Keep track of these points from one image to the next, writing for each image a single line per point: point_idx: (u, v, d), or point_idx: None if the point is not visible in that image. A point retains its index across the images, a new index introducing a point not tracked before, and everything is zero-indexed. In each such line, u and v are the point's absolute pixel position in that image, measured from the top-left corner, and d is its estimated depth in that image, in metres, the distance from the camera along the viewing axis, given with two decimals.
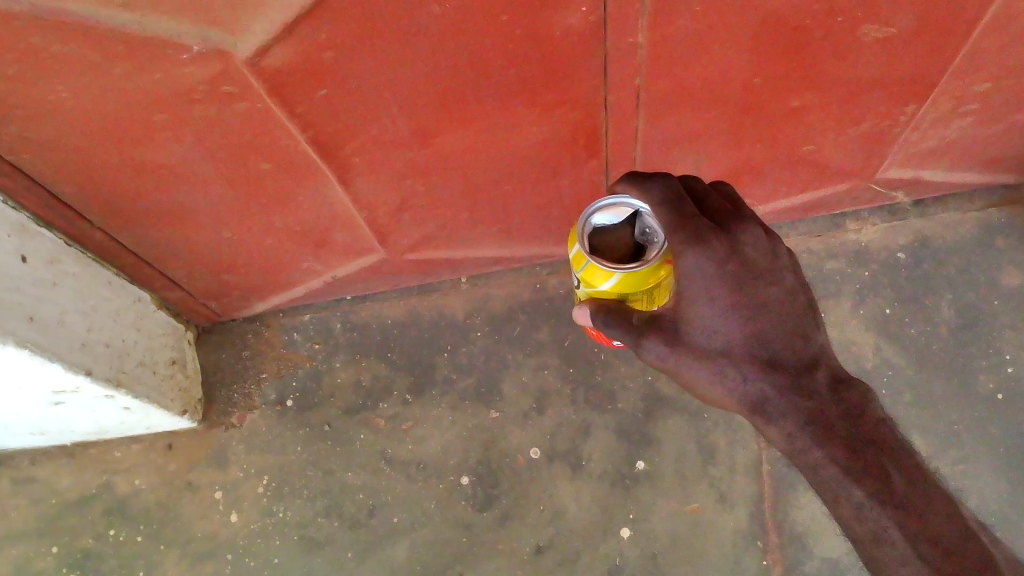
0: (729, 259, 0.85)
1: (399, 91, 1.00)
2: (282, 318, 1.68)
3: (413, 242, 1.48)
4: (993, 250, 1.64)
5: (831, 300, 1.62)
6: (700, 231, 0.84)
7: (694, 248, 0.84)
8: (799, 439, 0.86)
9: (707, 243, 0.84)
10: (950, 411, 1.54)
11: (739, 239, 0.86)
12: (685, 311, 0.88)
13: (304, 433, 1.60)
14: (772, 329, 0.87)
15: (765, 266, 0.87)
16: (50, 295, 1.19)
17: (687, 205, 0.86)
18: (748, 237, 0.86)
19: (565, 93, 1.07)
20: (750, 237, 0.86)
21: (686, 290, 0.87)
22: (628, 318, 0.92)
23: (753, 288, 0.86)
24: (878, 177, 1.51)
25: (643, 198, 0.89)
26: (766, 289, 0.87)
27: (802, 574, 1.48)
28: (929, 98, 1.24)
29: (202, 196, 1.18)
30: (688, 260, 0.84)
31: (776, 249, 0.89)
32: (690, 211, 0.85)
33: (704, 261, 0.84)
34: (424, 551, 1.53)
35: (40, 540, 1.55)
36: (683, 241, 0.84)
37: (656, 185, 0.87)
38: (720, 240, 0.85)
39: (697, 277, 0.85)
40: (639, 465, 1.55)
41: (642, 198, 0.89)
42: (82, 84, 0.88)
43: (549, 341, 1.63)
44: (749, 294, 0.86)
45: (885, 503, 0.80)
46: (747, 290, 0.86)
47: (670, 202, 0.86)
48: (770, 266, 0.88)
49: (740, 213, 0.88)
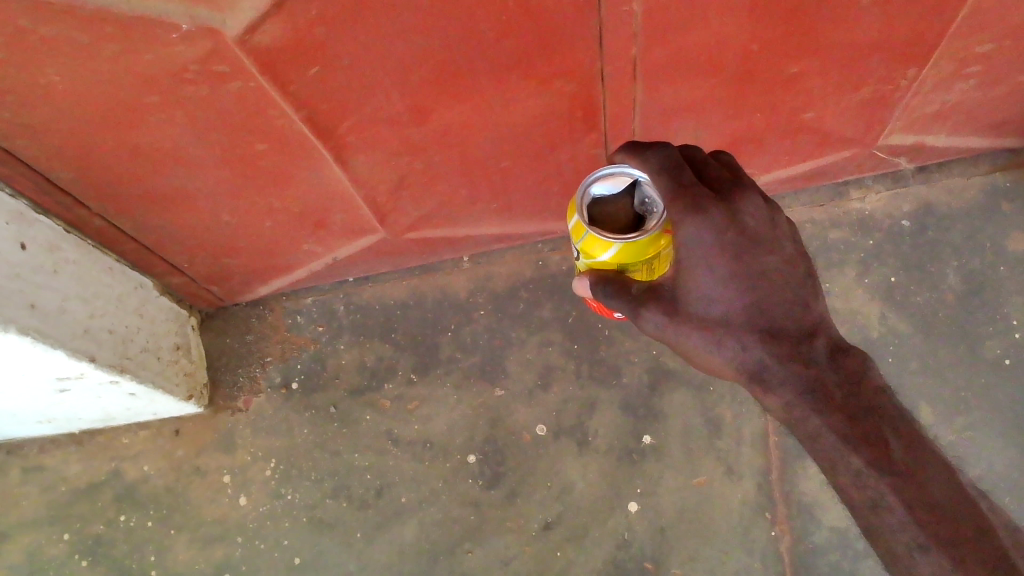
0: (729, 227, 0.83)
1: (393, 67, 0.99)
2: (285, 302, 1.68)
3: (414, 221, 1.47)
4: (998, 215, 1.62)
5: (835, 269, 1.60)
6: (697, 198, 0.82)
7: (693, 217, 0.82)
8: (797, 408, 0.86)
9: (706, 212, 0.82)
10: (957, 378, 1.54)
11: (739, 207, 0.84)
12: (685, 281, 0.87)
13: (310, 415, 1.60)
14: (771, 297, 0.87)
15: (765, 234, 0.86)
16: (50, 282, 1.19)
17: (685, 174, 0.84)
18: (748, 204, 0.84)
19: (559, 65, 1.06)
20: (750, 205, 0.85)
21: (684, 259, 0.86)
22: (628, 289, 0.93)
23: (751, 256, 0.85)
24: (880, 143, 1.50)
25: (643, 167, 0.87)
26: (765, 258, 0.86)
27: (811, 544, 1.49)
28: (930, 61, 1.23)
29: (198, 178, 1.17)
30: (686, 230, 0.83)
31: (776, 218, 0.87)
32: (689, 180, 0.83)
33: (703, 231, 0.83)
34: (433, 530, 1.53)
35: (51, 527, 1.56)
36: (681, 211, 0.83)
37: (654, 155, 0.86)
38: (719, 209, 0.83)
39: (697, 246, 0.84)
40: (645, 440, 1.55)
41: (642, 168, 0.88)
42: (73, 66, 0.88)
43: (553, 318, 1.62)
44: (747, 263, 0.85)
45: (884, 471, 0.79)
46: (746, 259, 0.85)
47: (668, 170, 0.84)
48: (770, 234, 0.86)
49: (740, 180, 0.86)
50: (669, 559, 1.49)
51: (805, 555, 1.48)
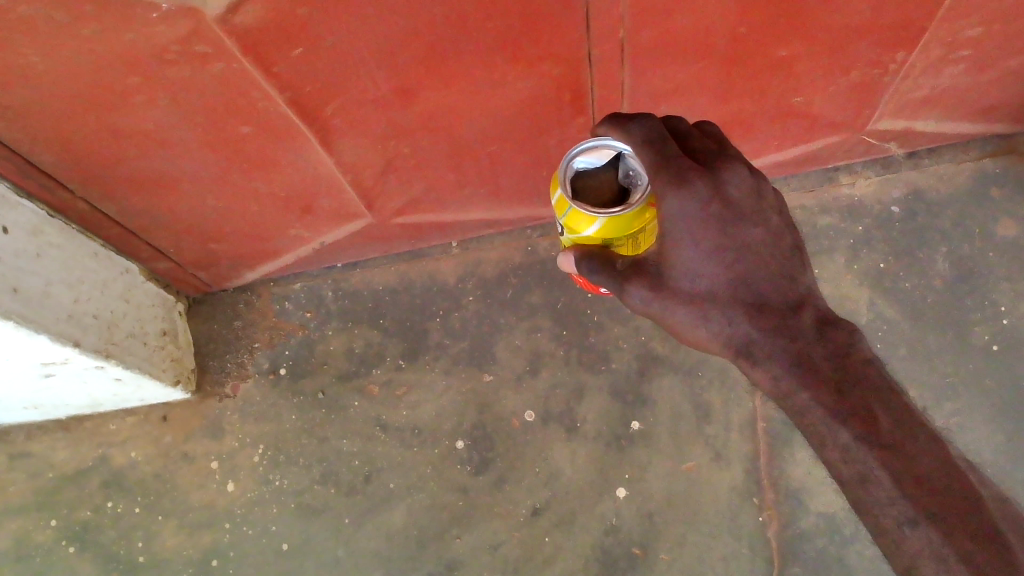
0: (713, 199, 0.84)
1: (379, 47, 0.98)
2: (273, 287, 1.67)
3: (401, 205, 1.46)
4: (987, 201, 1.62)
5: (824, 255, 1.60)
6: (682, 171, 0.83)
7: (677, 188, 0.82)
8: (784, 382, 0.85)
9: (690, 184, 0.82)
10: (945, 364, 1.54)
11: (723, 179, 0.85)
12: (671, 256, 0.87)
13: (298, 401, 1.60)
14: (757, 270, 0.87)
15: (750, 206, 0.86)
16: (33, 266, 1.19)
17: (669, 145, 0.84)
18: (732, 175, 0.85)
19: (546, 48, 1.05)
20: (735, 176, 0.85)
21: (670, 232, 0.86)
22: (612, 264, 0.92)
23: (737, 229, 0.86)
24: (869, 128, 1.49)
25: (626, 140, 0.87)
26: (750, 230, 0.86)
27: (799, 529, 1.49)
28: (919, 45, 1.22)
29: (182, 161, 1.16)
30: (671, 203, 0.83)
31: (761, 189, 0.88)
32: (673, 152, 0.83)
33: (688, 203, 0.83)
34: (421, 516, 1.53)
35: (38, 514, 1.55)
36: (665, 183, 0.83)
37: (637, 126, 0.86)
38: (704, 181, 0.83)
39: (682, 219, 0.84)
40: (634, 425, 1.55)
41: (625, 140, 0.87)
42: (52, 46, 0.87)
43: (542, 304, 1.62)
44: (732, 236, 0.85)
45: (873, 444, 0.79)
46: (731, 232, 0.85)
47: (652, 141, 0.84)
48: (755, 206, 0.87)
49: (724, 152, 0.87)
50: (657, 544, 1.49)
51: (793, 540, 1.48)
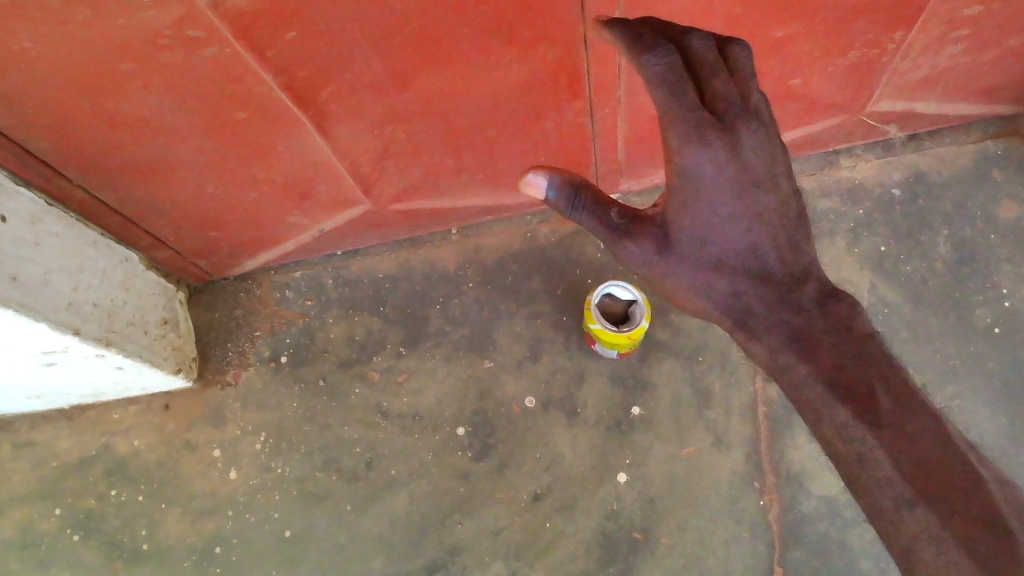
0: (730, 161, 0.88)
1: (372, 32, 0.98)
2: (273, 276, 1.66)
3: (399, 192, 1.46)
4: (989, 183, 1.60)
5: (825, 239, 1.59)
6: (700, 126, 0.85)
7: (695, 144, 0.86)
8: (782, 354, 0.91)
9: (707, 142, 0.86)
10: (946, 346, 1.53)
11: (739, 139, 0.88)
12: (684, 217, 0.91)
13: (300, 389, 1.60)
14: (767, 240, 0.93)
15: (764, 172, 0.91)
16: (32, 255, 1.19)
17: (688, 93, 0.84)
18: (748, 136, 0.88)
19: (542, 30, 1.04)
20: (750, 137, 0.88)
21: (688, 194, 0.90)
22: (608, 215, 0.92)
23: (750, 196, 0.91)
24: (868, 110, 1.48)
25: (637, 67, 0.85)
26: (763, 199, 0.92)
27: (800, 514, 1.49)
28: (917, 23, 1.21)
29: (179, 148, 1.16)
30: (689, 157, 0.87)
31: (778, 156, 0.91)
32: (691, 102, 0.84)
33: (704, 162, 0.87)
34: (423, 501, 1.54)
35: (43, 503, 1.57)
36: (682, 137, 0.86)
37: (655, 61, 0.83)
38: (721, 138, 0.86)
39: (698, 179, 0.88)
40: (635, 411, 1.54)
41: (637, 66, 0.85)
42: (45, 32, 0.87)
43: (542, 289, 1.61)
44: (747, 204, 0.91)
45: (872, 422, 0.81)
46: (745, 198, 0.91)
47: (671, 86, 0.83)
48: (770, 174, 0.91)
49: (743, 101, 0.87)
50: (658, 529, 1.49)
51: (794, 524, 1.48)
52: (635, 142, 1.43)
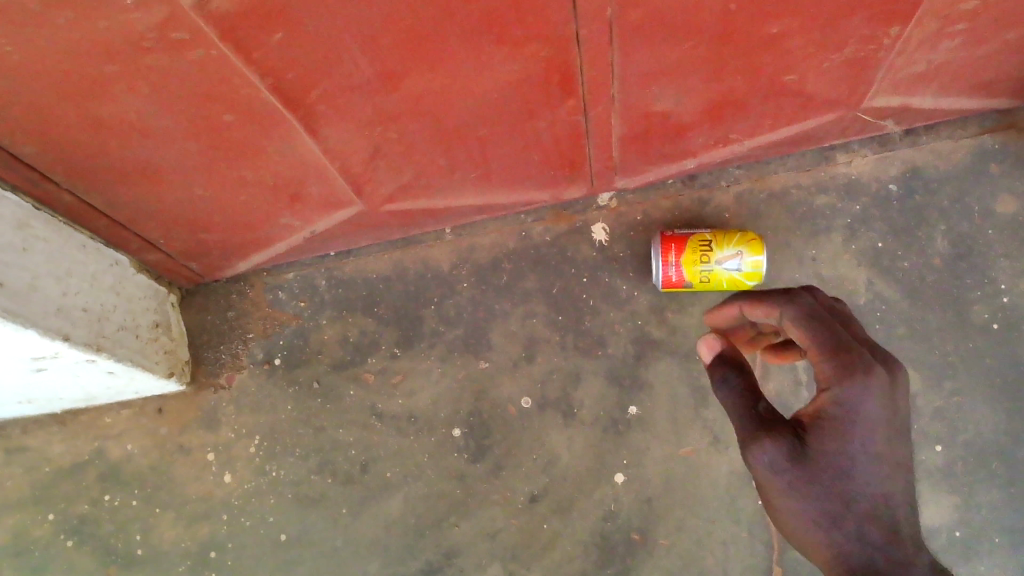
0: (887, 399, 0.87)
1: (360, 31, 0.96)
2: (266, 277, 1.65)
3: (391, 192, 1.44)
4: (987, 177, 1.59)
5: (822, 236, 1.58)
6: (867, 363, 0.87)
7: (848, 377, 0.87)
8: None
9: (868, 379, 0.86)
10: (944, 343, 1.52)
11: (881, 372, 0.87)
12: (838, 442, 0.87)
13: (294, 391, 1.59)
14: (896, 492, 0.87)
15: (892, 416, 0.88)
16: (19, 260, 1.17)
17: (842, 337, 0.90)
18: (903, 381, 0.88)
19: (532, 27, 1.03)
20: (887, 376, 0.87)
21: (846, 427, 0.87)
22: (755, 407, 0.93)
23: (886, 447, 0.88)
24: (865, 105, 1.47)
25: (788, 307, 0.96)
26: (896, 446, 0.88)
27: None
28: (913, 18, 1.19)
29: (167, 150, 1.15)
30: (840, 391, 0.87)
31: (901, 383, 0.88)
32: (849, 342, 0.89)
33: (865, 399, 0.86)
34: (419, 504, 1.53)
35: (36, 508, 1.56)
36: (840, 377, 0.87)
37: (801, 302, 0.95)
38: (873, 375, 0.86)
39: (859, 415, 0.86)
40: (631, 411, 1.53)
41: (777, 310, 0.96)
42: (27, 35, 0.85)
43: (537, 289, 1.60)
44: (875, 461, 0.88)
45: None
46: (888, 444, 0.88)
47: (827, 331, 0.90)
48: (899, 406, 0.88)
49: (873, 344, 0.90)
50: (656, 529, 1.48)
51: None
52: (629, 140, 1.42)
